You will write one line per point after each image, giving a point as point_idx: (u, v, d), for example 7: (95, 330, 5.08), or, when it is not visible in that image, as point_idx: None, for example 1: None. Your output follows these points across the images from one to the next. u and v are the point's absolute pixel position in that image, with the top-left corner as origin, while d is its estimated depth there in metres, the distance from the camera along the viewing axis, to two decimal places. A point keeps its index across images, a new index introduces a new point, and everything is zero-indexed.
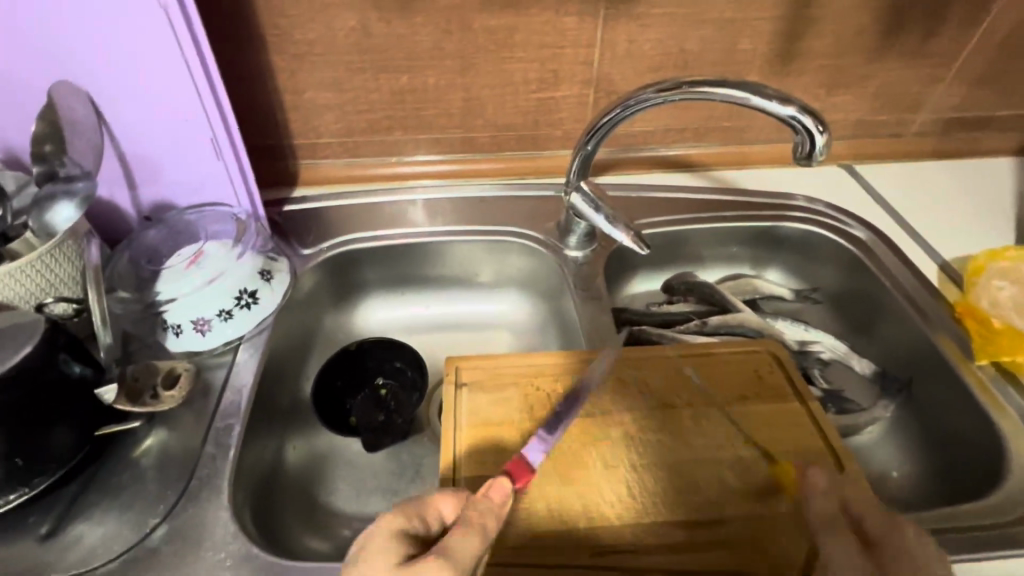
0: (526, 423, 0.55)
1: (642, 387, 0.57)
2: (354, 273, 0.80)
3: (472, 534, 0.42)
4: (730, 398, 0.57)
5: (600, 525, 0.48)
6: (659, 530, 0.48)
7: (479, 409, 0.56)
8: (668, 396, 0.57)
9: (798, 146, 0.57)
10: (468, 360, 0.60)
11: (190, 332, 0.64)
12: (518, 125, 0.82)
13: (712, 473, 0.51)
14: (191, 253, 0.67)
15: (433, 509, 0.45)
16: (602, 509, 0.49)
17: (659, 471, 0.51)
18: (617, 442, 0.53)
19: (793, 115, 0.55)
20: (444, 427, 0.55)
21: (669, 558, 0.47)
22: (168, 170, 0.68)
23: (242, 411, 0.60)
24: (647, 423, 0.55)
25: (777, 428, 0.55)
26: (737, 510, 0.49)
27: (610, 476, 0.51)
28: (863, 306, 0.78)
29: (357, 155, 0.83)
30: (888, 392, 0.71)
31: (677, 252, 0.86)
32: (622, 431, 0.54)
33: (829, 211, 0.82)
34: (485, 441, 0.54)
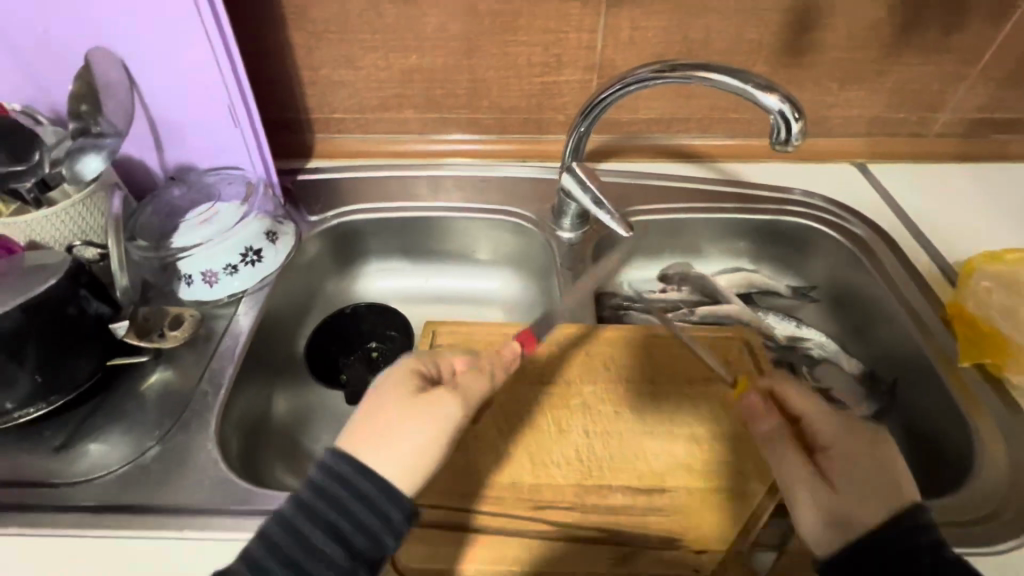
0: None
1: (607, 362, 0.59)
2: (356, 242, 0.85)
3: (483, 377, 0.50)
4: (693, 379, 0.57)
5: (542, 484, 0.49)
6: (601, 494, 0.49)
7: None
8: (632, 372, 0.58)
9: (774, 131, 0.55)
10: (445, 325, 0.64)
11: (199, 283, 0.70)
12: (522, 108, 0.85)
13: (661, 445, 0.52)
14: (206, 211, 0.73)
15: (447, 364, 0.50)
16: (549, 469, 0.50)
17: (611, 441, 0.52)
18: (573, 409, 0.55)
19: (774, 105, 0.54)
20: None
21: (604, 518, 0.47)
22: (191, 135, 0.74)
23: (236, 357, 0.65)
24: (605, 395, 0.56)
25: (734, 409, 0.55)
26: (681, 482, 0.49)
27: (561, 439, 0.52)
28: (859, 305, 0.77)
29: (369, 131, 0.88)
30: (875, 392, 0.70)
31: (674, 242, 0.86)
32: (580, 400, 0.55)
33: (830, 207, 0.81)
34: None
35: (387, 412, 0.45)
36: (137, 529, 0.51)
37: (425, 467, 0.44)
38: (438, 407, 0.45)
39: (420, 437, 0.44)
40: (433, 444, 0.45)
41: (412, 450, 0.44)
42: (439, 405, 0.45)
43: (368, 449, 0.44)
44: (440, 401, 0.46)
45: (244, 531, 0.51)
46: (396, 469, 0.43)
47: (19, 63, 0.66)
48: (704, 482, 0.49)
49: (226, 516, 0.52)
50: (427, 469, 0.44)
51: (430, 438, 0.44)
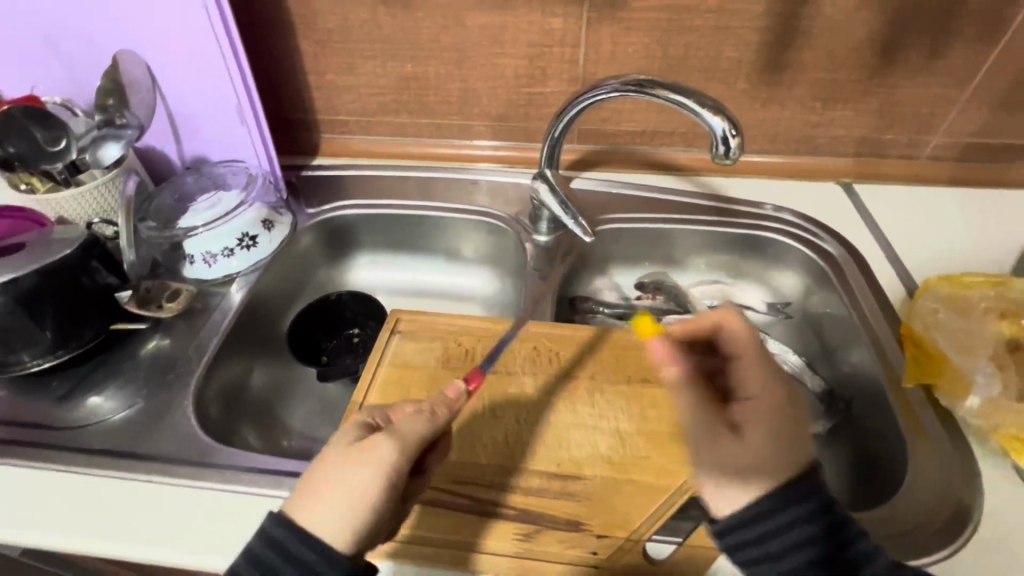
0: (438, 370, 0.62)
1: (553, 359, 0.62)
2: (347, 235, 0.91)
3: (422, 419, 0.48)
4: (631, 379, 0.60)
5: (468, 462, 0.53)
6: (518, 476, 0.52)
7: (406, 352, 0.64)
8: (572, 369, 0.61)
9: (715, 146, 0.58)
10: (409, 313, 0.68)
11: (200, 262, 0.77)
12: (511, 116, 0.89)
13: (579, 436, 0.55)
14: (210, 198, 0.80)
15: (395, 412, 0.50)
16: (477, 450, 0.54)
17: (538, 428, 0.56)
18: (510, 400, 0.58)
19: (716, 123, 0.57)
20: (369, 363, 0.63)
21: (520, 499, 0.51)
22: (206, 131, 0.82)
23: (222, 330, 0.72)
24: (541, 387, 0.59)
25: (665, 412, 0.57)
26: (591, 465, 0.53)
27: (493, 423, 0.56)
28: (827, 326, 0.77)
29: (369, 133, 0.95)
30: (831, 410, 0.71)
31: (649, 251, 0.88)
32: (518, 393, 0.59)
33: (807, 224, 0.81)
34: (400, 379, 0.61)
35: (326, 470, 0.45)
36: (111, 469, 0.57)
37: (365, 515, 0.44)
38: (373, 450, 0.45)
39: (353, 489, 0.44)
40: (375, 493, 0.44)
41: (347, 502, 0.44)
42: (374, 450, 0.45)
43: (303, 511, 0.44)
44: (377, 447, 0.45)
45: (202, 480, 0.56)
46: (332, 522, 0.44)
47: (63, 61, 0.76)
48: (619, 473, 0.52)
49: (190, 466, 0.58)
50: (362, 518, 0.44)
51: (363, 489, 0.44)
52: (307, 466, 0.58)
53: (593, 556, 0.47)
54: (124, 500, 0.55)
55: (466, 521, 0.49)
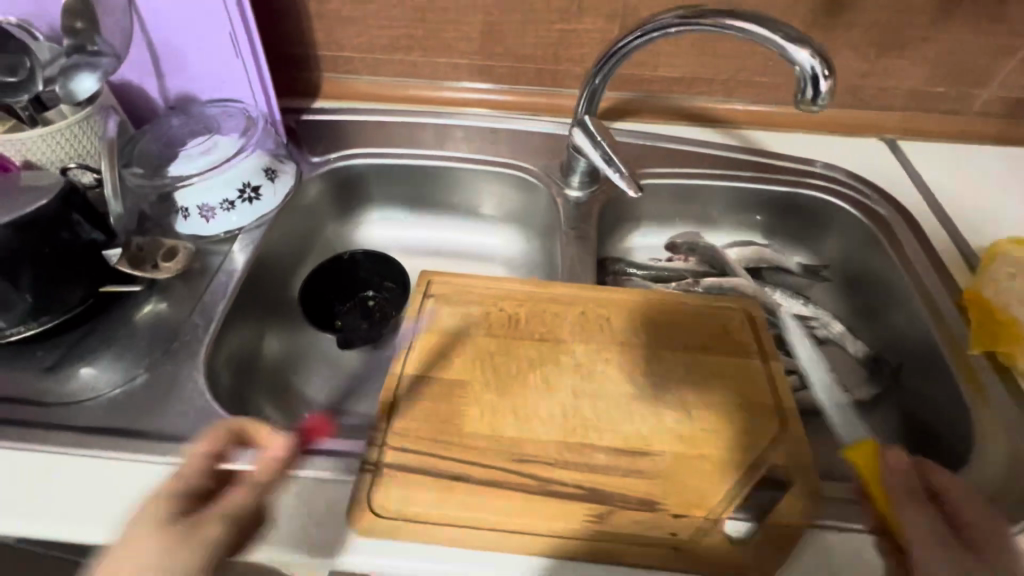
0: (481, 338, 0.56)
1: (604, 326, 0.57)
2: (359, 188, 0.83)
3: (550, 470, 0.47)
4: (686, 346, 0.56)
5: (526, 439, 0.48)
6: (585, 453, 0.48)
7: (443, 318, 0.58)
8: (626, 337, 0.57)
9: (800, 90, 0.52)
10: (440, 277, 0.62)
11: (196, 216, 0.69)
12: (538, 57, 0.81)
13: (641, 405, 0.51)
14: (203, 143, 0.71)
15: (504, 451, 0.48)
16: (533, 425, 0.49)
17: (598, 401, 0.51)
18: (563, 371, 0.53)
19: (802, 59, 0.51)
20: (403, 331, 0.57)
21: (589, 479, 0.46)
22: (193, 64, 0.71)
23: (229, 294, 0.64)
24: (593, 356, 0.55)
25: (736, 382, 0.53)
26: (656, 436, 0.49)
27: (548, 395, 0.51)
28: (871, 289, 0.74)
29: (377, 74, 0.86)
30: (878, 375, 0.69)
31: (683, 209, 0.83)
32: (571, 363, 0.54)
33: (855, 183, 0.77)
34: (440, 347, 0.55)
35: (433, 513, 0.44)
36: (121, 451, 0.51)
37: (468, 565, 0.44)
38: (498, 501, 0.44)
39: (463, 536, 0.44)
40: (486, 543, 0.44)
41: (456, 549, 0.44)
42: (498, 501, 0.44)
43: (401, 551, 0.44)
44: (502, 499, 0.45)
45: None
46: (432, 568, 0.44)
47: None
48: (689, 448, 0.48)
49: None
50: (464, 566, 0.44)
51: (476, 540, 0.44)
52: (342, 445, 0.52)
53: (672, 538, 0.43)
54: (145, 485, 0.49)
55: (532, 503, 0.45)
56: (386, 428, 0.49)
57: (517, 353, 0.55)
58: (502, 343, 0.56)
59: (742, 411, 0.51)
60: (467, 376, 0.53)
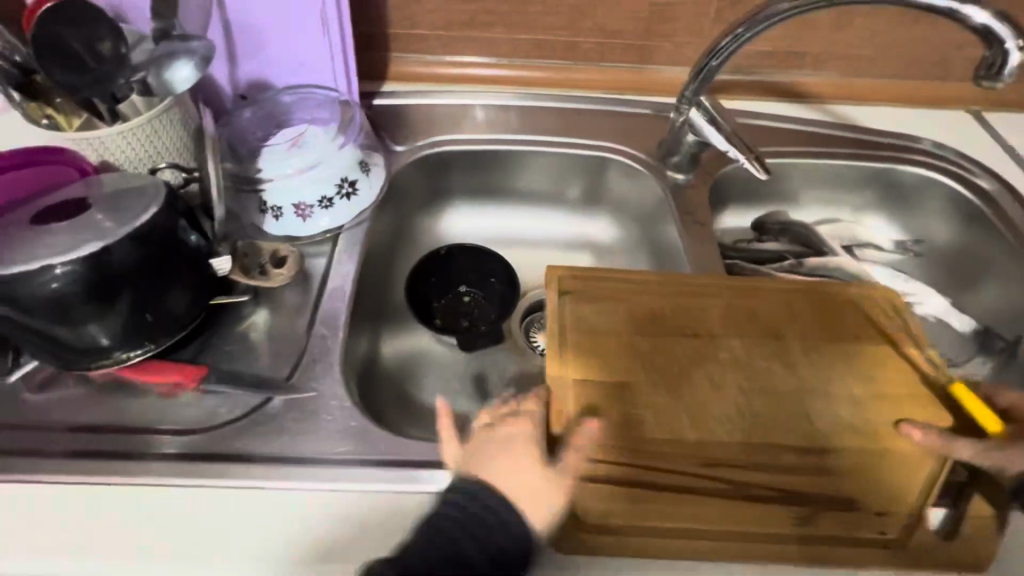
0: (632, 336, 0.54)
1: (750, 315, 0.56)
2: (446, 177, 0.78)
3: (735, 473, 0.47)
4: (838, 335, 0.55)
5: (710, 441, 0.49)
6: (769, 452, 0.48)
7: (584, 318, 0.55)
8: (774, 325, 0.56)
9: (985, 63, 0.53)
10: (569, 270, 0.58)
11: (291, 215, 0.63)
12: (627, 32, 0.77)
13: (807, 399, 0.51)
14: (292, 135, 0.66)
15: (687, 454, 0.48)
16: (713, 426, 0.49)
17: (768, 398, 0.51)
18: (726, 367, 0.53)
19: (991, 28, 0.51)
20: (549, 332, 0.54)
21: (774, 480, 0.47)
22: (272, 46, 0.65)
23: (349, 296, 0.61)
24: (750, 350, 0.54)
25: (894, 371, 0.53)
26: (830, 427, 0.50)
27: (718, 395, 0.51)
28: (968, 263, 0.77)
29: (451, 52, 0.79)
30: (988, 350, 0.71)
31: (775, 189, 0.82)
32: (731, 358, 0.53)
33: (956, 159, 0.77)
34: (593, 351, 0.53)
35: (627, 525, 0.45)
36: (287, 479, 0.48)
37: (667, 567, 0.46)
38: (691, 508, 0.46)
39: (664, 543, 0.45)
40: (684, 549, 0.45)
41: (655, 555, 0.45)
42: (692, 509, 0.46)
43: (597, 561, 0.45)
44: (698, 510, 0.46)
45: (402, 483, 0.48)
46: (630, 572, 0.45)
47: None
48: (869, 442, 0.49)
49: (380, 467, 0.49)
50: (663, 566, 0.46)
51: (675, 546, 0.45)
52: None
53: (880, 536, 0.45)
54: (313, 522, 0.46)
55: (731, 508, 0.46)
56: (565, 441, 0.48)
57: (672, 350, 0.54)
58: (654, 340, 0.54)
59: (909, 400, 0.51)
60: (631, 377, 0.52)
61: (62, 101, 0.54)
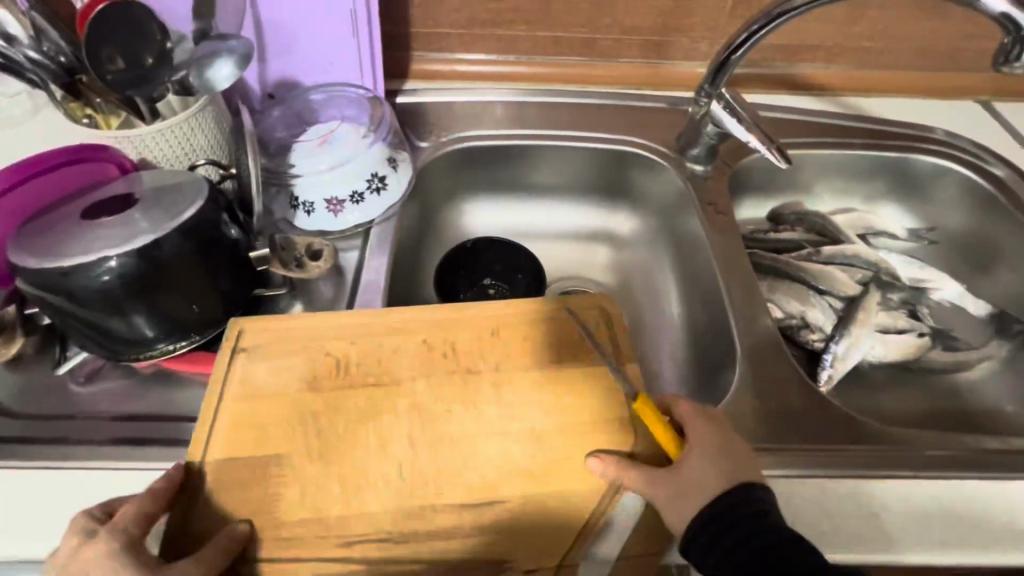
0: (321, 382, 0.51)
1: (386, 356, 0.52)
2: (470, 171, 0.80)
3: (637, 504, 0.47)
4: (560, 356, 0.52)
5: (509, 481, 0.47)
6: (540, 495, 0.46)
7: (256, 372, 0.51)
8: (545, 390, 0.51)
9: (1001, 51, 0.52)
10: (255, 322, 0.53)
11: (322, 211, 0.65)
12: (646, 28, 0.79)
13: (501, 451, 0.48)
14: (321, 132, 0.67)
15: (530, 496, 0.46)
16: (514, 470, 0.47)
17: (528, 430, 0.49)
18: (484, 403, 0.50)
19: (1007, 12, 0.49)
20: (213, 397, 0.49)
21: (554, 520, 0.46)
22: (303, 46, 0.67)
23: (382, 288, 0.63)
24: (501, 381, 0.51)
25: (579, 380, 0.51)
26: (516, 491, 0.46)
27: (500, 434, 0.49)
28: (985, 249, 0.78)
29: (473, 51, 0.81)
30: (1004, 333, 0.73)
31: (791, 180, 0.83)
32: (472, 395, 0.50)
33: (970, 148, 0.79)
34: (326, 410, 0.49)
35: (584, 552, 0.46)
36: None
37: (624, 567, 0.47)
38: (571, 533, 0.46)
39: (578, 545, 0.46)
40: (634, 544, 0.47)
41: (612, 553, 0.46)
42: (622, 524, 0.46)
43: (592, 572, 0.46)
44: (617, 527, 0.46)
45: None
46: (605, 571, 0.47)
47: None
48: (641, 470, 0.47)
49: None
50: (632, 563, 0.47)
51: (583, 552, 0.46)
52: None
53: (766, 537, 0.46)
54: None
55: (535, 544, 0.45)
56: (216, 511, 0.45)
57: (418, 387, 0.51)
58: (372, 381, 0.51)
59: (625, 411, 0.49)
60: (397, 423, 0.49)
61: (101, 102, 0.56)
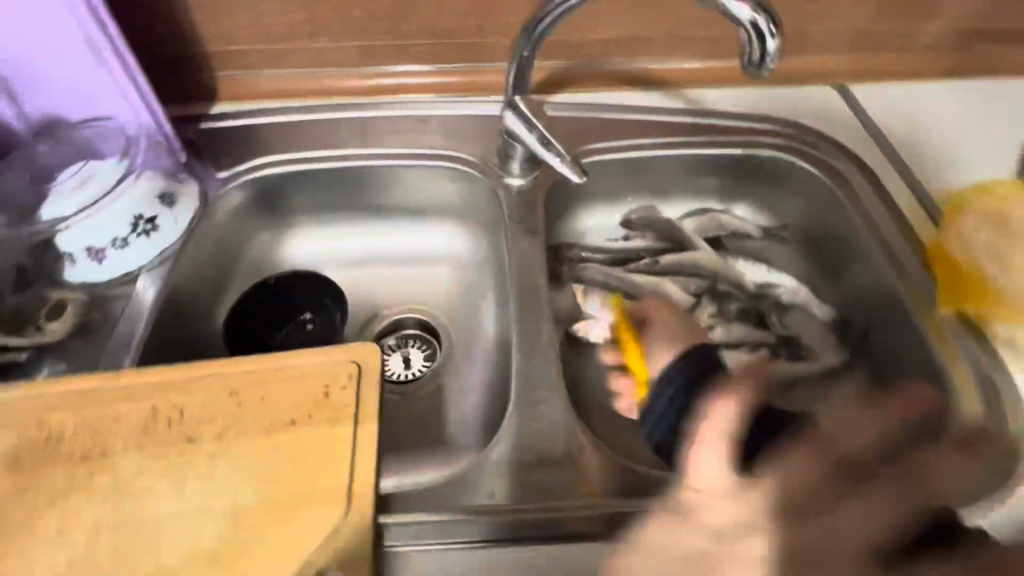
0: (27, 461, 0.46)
1: (107, 424, 0.47)
2: (282, 198, 0.74)
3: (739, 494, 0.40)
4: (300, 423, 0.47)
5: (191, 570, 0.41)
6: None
7: None
8: (271, 463, 0.45)
9: (746, 52, 0.50)
10: None
11: (84, 261, 0.60)
12: (460, 31, 0.73)
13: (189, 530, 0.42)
14: (81, 173, 0.62)
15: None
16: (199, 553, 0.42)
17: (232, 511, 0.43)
18: (192, 479, 0.45)
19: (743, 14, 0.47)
20: None
21: None
22: (52, 79, 0.61)
23: (141, 341, 0.58)
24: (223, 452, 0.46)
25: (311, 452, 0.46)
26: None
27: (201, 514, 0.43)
28: (832, 248, 0.72)
29: (281, 66, 0.75)
30: (845, 340, 0.68)
31: (637, 183, 0.77)
32: (189, 468, 0.45)
33: (814, 140, 0.73)
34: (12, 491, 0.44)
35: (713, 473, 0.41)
36: None
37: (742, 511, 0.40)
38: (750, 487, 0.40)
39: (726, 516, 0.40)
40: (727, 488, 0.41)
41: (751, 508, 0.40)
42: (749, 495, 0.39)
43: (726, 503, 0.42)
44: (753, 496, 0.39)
45: None
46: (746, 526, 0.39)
47: None
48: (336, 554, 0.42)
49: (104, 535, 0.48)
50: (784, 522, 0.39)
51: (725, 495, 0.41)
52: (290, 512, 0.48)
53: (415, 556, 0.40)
54: None
55: None
56: None
57: (129, 465, 0.45)
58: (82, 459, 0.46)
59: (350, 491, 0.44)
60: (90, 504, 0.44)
61: None
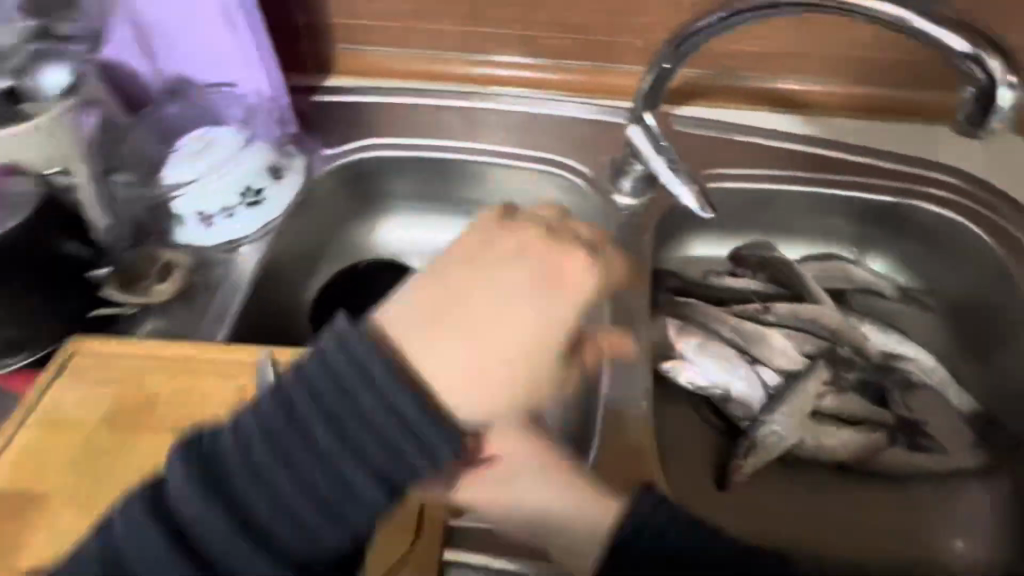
0: (115, 425, 0.46)
1: (195, 400, 0.47)
2: (380, 182, 0.72)
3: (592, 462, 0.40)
4: None
5: None
6: None
7: (65, 397, 0.47)
8: None
9: (965, 106, 0.43)
10: (93, 344, 0.50)
11: (194, 224, 0.61)
12: (592, 27, 0.67)
13: None
14: (203, 137, 0.64)
15: None
16: None
17: None
18: None
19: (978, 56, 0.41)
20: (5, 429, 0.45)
21: None
22: (187, 42, 0.62)
23: (232, 314, 0.58)
24: None
25: None
26: None
27: None
28: (990, 324, 0.62)
29: (400, 45, 0.72)
30: (987, 440, 0.58)
31: (759, 217, 0.69)
32: None
33: (984, 198, 0.63)
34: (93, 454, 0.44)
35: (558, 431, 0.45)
36: None
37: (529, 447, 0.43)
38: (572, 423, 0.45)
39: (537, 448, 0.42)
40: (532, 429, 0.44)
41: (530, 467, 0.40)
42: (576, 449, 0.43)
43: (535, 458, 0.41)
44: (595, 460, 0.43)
45: None
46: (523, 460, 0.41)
47: None
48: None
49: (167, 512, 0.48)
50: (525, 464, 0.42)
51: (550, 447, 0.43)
52: None
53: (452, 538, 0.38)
54: None
55: None
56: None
57: None
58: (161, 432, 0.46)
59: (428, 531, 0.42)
60: None
61: None
